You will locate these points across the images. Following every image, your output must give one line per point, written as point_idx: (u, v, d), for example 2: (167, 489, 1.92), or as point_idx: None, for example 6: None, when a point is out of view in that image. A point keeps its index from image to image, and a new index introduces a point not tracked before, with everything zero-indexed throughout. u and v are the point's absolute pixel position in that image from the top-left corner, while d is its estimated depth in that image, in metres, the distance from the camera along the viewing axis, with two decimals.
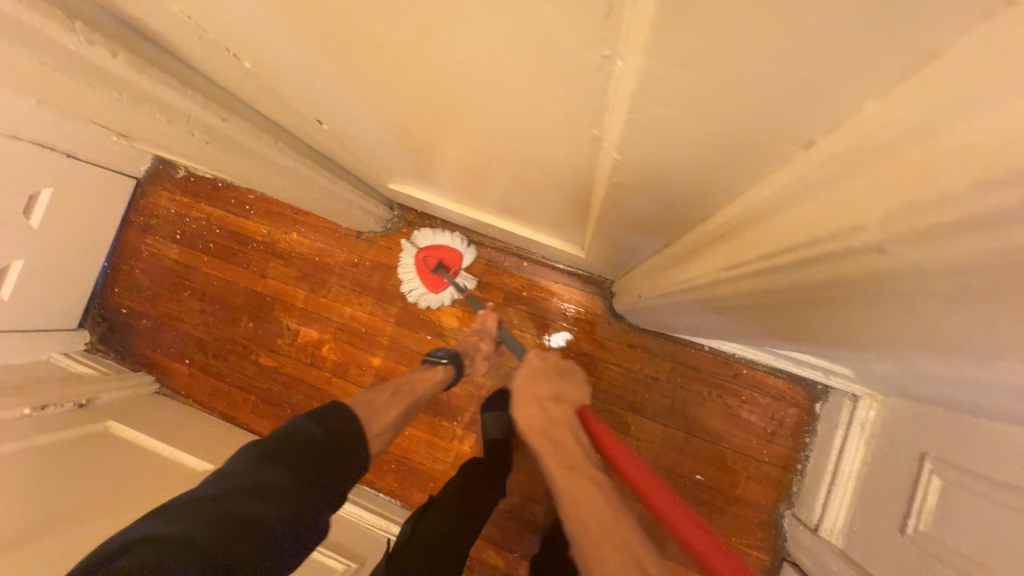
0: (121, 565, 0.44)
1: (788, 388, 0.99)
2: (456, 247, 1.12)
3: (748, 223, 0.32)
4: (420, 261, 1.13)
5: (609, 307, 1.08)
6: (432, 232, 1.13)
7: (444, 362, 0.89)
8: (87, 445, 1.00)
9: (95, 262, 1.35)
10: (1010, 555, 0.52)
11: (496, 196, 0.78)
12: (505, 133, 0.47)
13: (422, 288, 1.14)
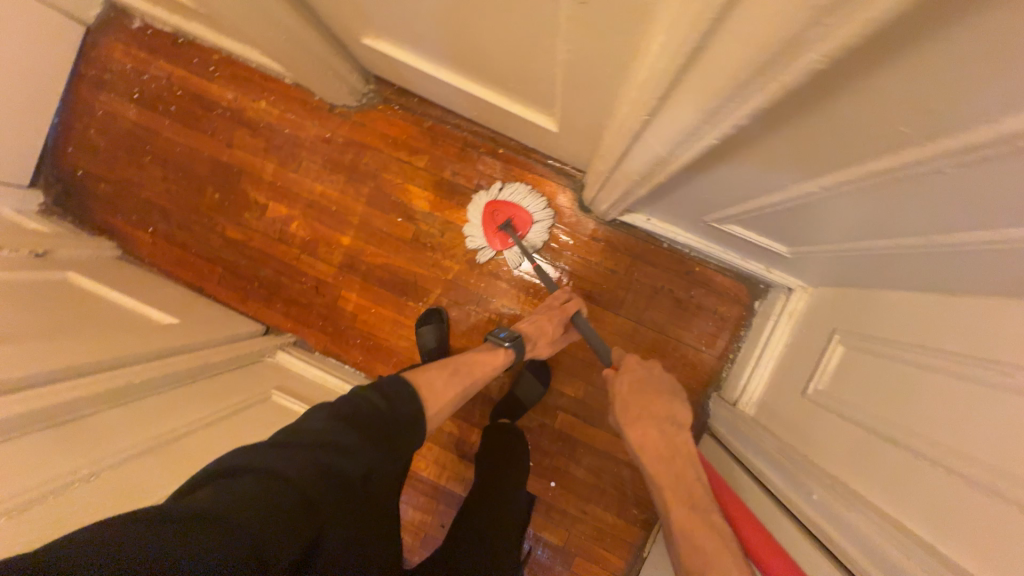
0: (205, 493, 0.46)
1: (733, 285, 1.06)
2: (532, 211, 1.10)
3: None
4: (486, 214, 1.11)
5: (579, 202, 1.11)
6: (518, 192, 1.11)
7: (507, 346, 0.89)
8: (33, 282, 0.97)
9: (44, 115, 1.26)
10: (890, 398, 0.61)
11: (467, 49, 0.75)
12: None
13: (484, 242, 1.12)
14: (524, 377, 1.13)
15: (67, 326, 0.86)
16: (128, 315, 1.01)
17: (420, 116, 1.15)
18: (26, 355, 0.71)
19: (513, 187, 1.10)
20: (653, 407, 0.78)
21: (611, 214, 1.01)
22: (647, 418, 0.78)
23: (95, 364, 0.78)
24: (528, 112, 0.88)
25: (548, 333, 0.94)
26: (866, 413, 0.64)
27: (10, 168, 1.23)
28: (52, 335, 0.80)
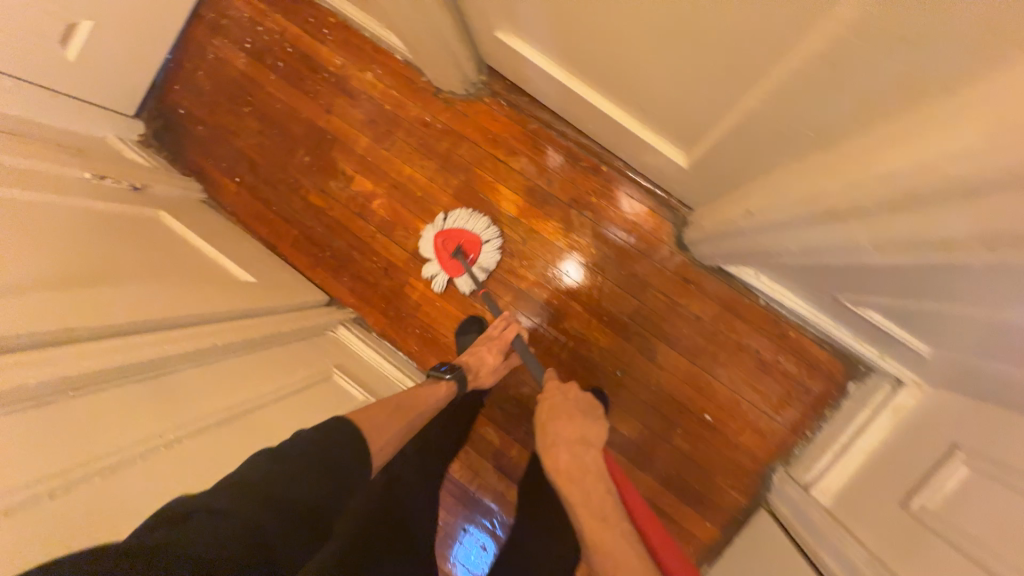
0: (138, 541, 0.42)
1: (828, 359, 0.98)
2: (479, 233, 1.11)
3: None
4: (437, 245, 1.13)
5: (677, 237, 1.04)
6: (463, 218, 1.12)
7: (448, 379, 0.90)
8: (124, 217, 0.98)
9: (159, 50, 1.29)
10: (1011, 535, 0.53)
11: (618, 65, 0.70)
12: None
13: (440, 272, 1.14)
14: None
15: (151, 271, 0.86)
16: (209, 265, 1.03)
17: (528, 118, 1.11)
18: (109, 301, 0.70)
19: (458, 213, 1.11)
20: (566, 431, 0.77)
21: (713, 259, 0.94)
22: (560, 441, 0.75)
23: (173, 321, 0.76)
24: (660, 140, 0.82)
25: (488, 362, 0.96)
26: (978, 544, 0.57)
27: (119, 96, 1.27)
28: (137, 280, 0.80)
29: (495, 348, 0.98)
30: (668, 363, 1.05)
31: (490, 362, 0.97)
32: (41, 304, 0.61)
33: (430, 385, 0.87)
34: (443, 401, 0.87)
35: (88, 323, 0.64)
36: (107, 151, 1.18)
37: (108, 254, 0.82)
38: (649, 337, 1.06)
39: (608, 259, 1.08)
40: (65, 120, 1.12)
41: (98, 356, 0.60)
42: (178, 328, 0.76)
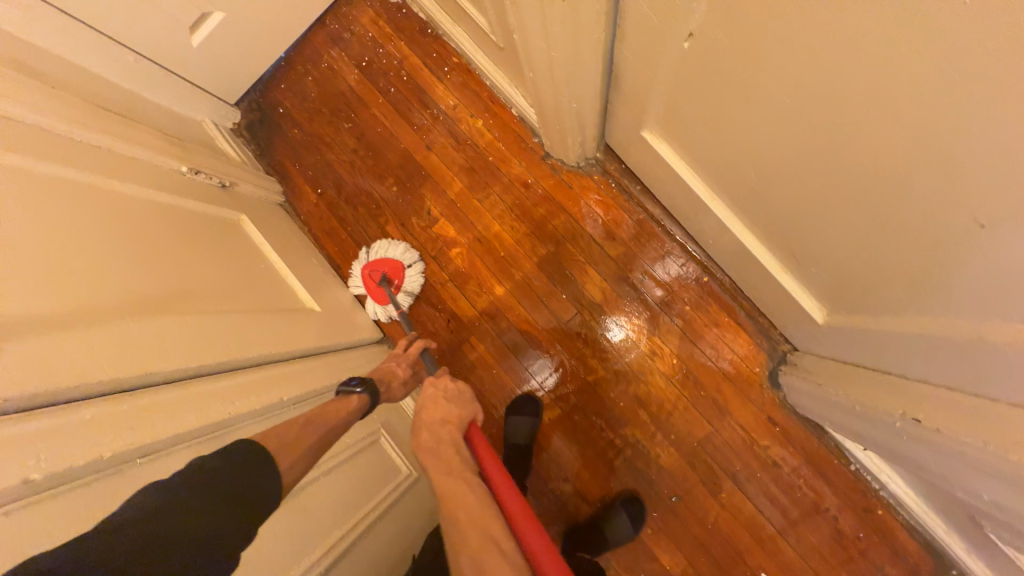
0: None
1: (918, 551, 0.87)
2: (399, 258, 1.16)
3: None
4: (364, 275, 1.16)
5: (771, 371, 0.97)
6: (378, 249, 1.18)
7: (357, 392, 0.73)
8: (209, 219, 0.94)
9: (277, 48, 1.27)
10: None
11: (789, 211, 0.63)
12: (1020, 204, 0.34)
13: (371, 304, 1.17)
14: (618, 516, 0.97)
15: (226, 297, 0.81)
16: (278, 285, 0.98)
17: (635, 206, 1.06)
18: (182, 339, 0.66)
19: (375, 246, 1.17)
20: (427, 412, 0.70)
21: (814, 415, 0.86)
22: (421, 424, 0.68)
23: (235, 364, 0.72)
24: (797, 288, 0.76)
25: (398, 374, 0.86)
26: None
27: (229, 86, 1.25)
28: (213, 311, 0.76)
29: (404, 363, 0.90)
30: (732, 503, 0.96)
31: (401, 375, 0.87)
32: (116, 348, 0.57)
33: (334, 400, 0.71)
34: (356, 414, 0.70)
35: (156, 371, 0.59)
36: (203, 139, 1.16)
37: (190, 270, 0.78)
38: (717, 469, 0.97)
39: (689, 374, 1.00)
40: (171, 101, 1.10)
41: (170, 415, 0.56)
42: (239, 373, 0.72)
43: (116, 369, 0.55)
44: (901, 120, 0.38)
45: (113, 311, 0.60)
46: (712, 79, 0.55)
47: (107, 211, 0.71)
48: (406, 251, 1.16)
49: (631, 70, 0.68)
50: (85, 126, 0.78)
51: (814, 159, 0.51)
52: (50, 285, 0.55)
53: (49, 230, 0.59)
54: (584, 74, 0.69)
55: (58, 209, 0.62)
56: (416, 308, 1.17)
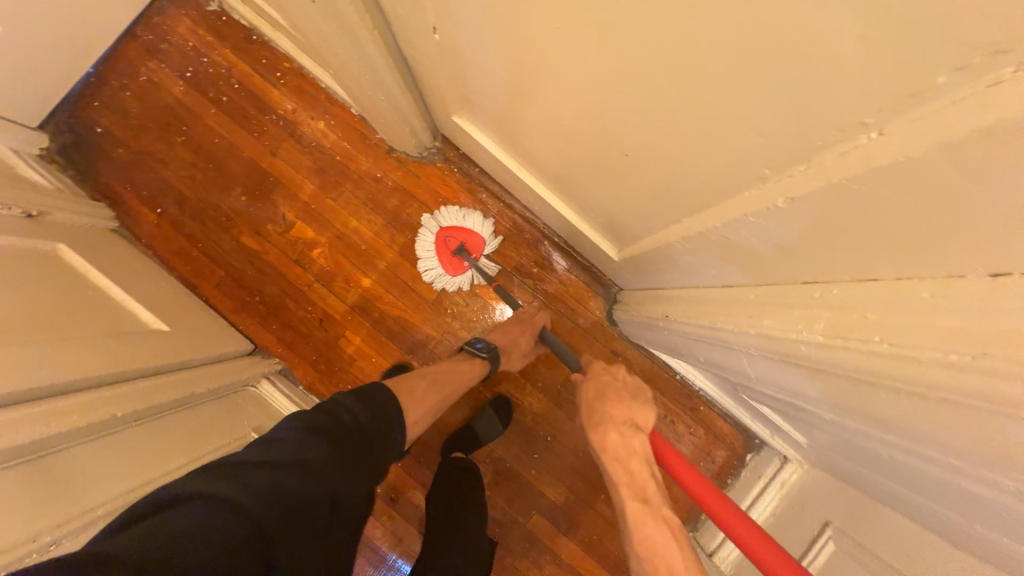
0: (177, 516, 0.48)
1: (731, 432, 1.10)
2: (483, 236, 1.12)
3: (835, 298, 0.36)
4: (441, 238, 1.12)
5: (608, 311, 1.13)
6: (458, 213, 1.13)
7: (482, 358, 0.96)
8: (16, 251, 0.86)
9: (81, 63, 1.18)
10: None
11: (564, 171, 0.77)
12: (635, 131, 0.48)
13: (439, 269, 1.12)
14: (485, 413, 1.10)
15: (47, 323, 0.76)
16: (116, 309, 0.93)
17: (477, 186, 1.16)
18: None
19: (454, 210, 1.11)
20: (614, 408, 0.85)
21: (639, 339, 1.04)
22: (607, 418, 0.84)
23: (59, 388, 0.69)
24: (596, 236, 0.92)
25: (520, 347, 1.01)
26: None
27: (25, 109, 1.13)
28: (30, 337, 0.71)
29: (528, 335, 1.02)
30: None
31: (522, 347, 1.03)
32: None
33: (465, 362, 0.95)
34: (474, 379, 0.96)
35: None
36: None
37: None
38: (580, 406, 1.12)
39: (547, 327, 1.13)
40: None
41: None
42: (66, 395, 0.69)
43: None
44: (569, 84, 0.51)
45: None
46: (468, 63, 0.66)
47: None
48: (490, 222, 1.12)
49: (420, 63, 0.78)
50: None
51: (550, 122, 0.64)
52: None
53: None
54: (381, 67, 0.77)
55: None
56: (415, 290, 1.16)
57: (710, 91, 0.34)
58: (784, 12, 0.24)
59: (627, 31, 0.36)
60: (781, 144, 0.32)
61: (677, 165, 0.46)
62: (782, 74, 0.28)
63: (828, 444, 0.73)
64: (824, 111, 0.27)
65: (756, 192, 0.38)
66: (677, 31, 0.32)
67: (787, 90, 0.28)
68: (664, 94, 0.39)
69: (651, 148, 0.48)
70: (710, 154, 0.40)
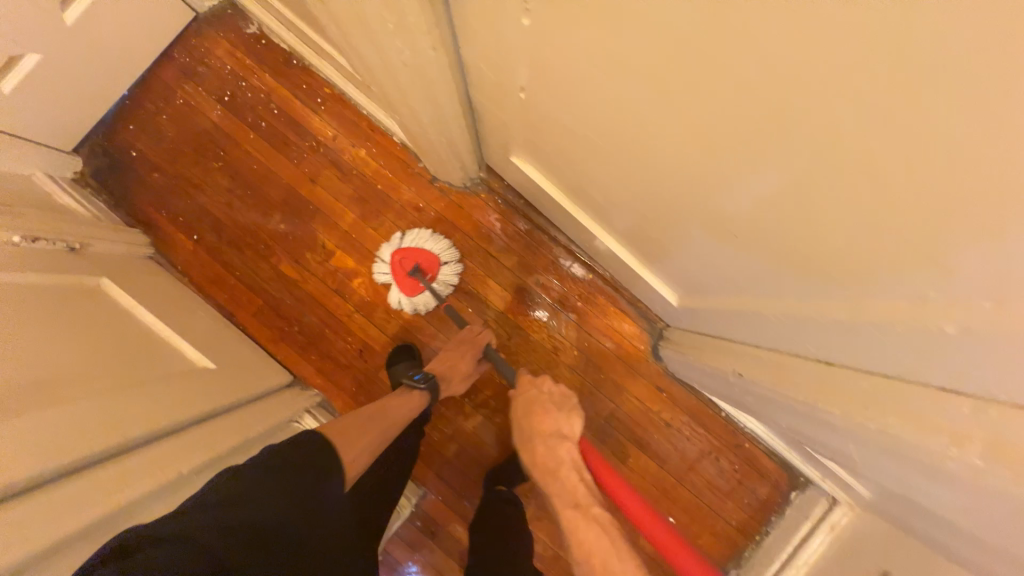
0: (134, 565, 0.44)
1: (775, 469, 1.09)
2: (437, 252, 1.12)
3: (1001, 426, 0.35)
4: (394, 261, 1.11)
5: (653, 347, 1.13)
6: (416, 237, 1.12)
7: (422, 388, 0.94)
8: (65, 291, 0.84)
9: (117, 85, 1.15)
10: None
11: (637, 223, 0.76)
12: (736, 206, 0.48)
13: (400, 294, 1.12)
14: None
15: (98, 372, 0.74)
16: (162, 348, 0.91)
17: (520, 218, 1.15)
18: (39, 436, 0.59)
19: (412, 234, 1.11)
20: (542, 425, 0.87)
21: (686, 378, 1.03)
22: (537, 433, 0.87)
23: (121, 447, 0.68)
24: (655, 280, 0.92)
25: (460, 369, 1.00)
26: None
27: (59, 132, 1.10)
28: (84, 394, 0.69)
29: (469, 355, 1.02)
30: (638, 465, 1.11)
31: (462, 368, 1.02)
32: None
33: (404, 394, 0.93)
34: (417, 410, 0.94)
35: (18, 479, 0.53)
36: (39, 198, 1.03)
37: (52, 350, 0.71)
38: (623, 439, 1.12)
39: (589, 362, 1.13)
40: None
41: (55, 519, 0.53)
42: (131, 454, 0.68)
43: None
44: (676, 162, 0.50)
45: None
46: (550, 122, 0.65)
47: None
48: (446, 245, 1.12)
49: (486, 112, 0.77)
50: None
51: (636, 184, 0.63)
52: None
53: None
54: (449, 115, 0.75)
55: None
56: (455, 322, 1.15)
57: (884, 215, 0.33)
58: (991, 162, 0.24)
59: (792, 144, 0.34)
60: (916, 233, 0.32)
61: (783, 238, 0.45)
62: (993, 233, 0.27)
63: (893, 505, 0.73)
64: (965, 212, 0.27)
65: (915, 307, 0.37)
66: (801, 121, 0.32)
67: (995, 244, 0.27)
68: (777, 171, 0.38)
69: (758, 224, 0.47)
70: (830, 235, 0.39)
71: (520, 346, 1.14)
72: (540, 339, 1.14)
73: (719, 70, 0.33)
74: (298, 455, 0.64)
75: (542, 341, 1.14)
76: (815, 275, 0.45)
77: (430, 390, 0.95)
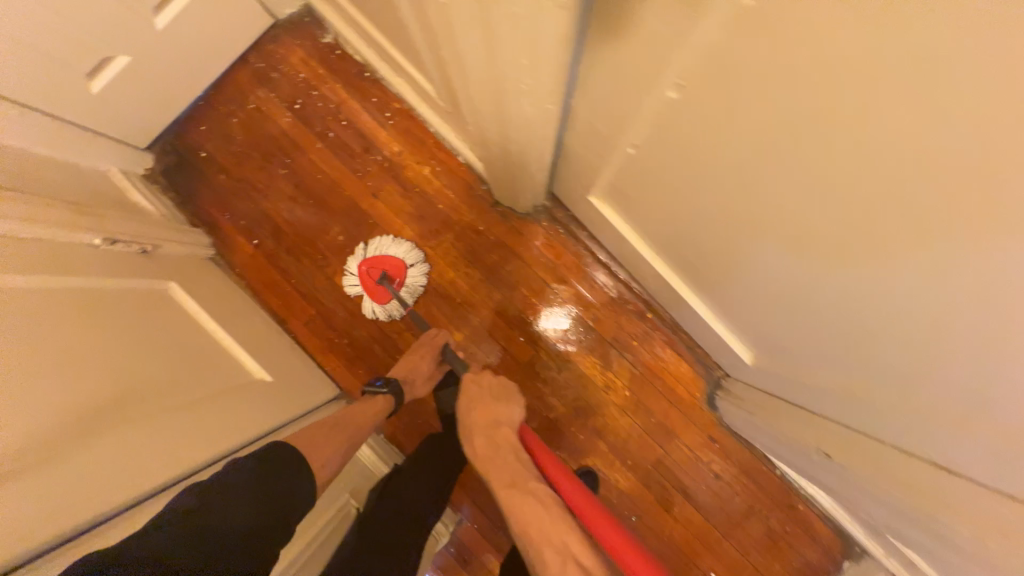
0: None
1: (829, 535, 1.05)
2: (402, 256, 1.12)
3: None
4: (362, 272, 1.12)
5: (709, 395, 1.09)
6: (380, 244, 1.13)
7: (384, 394, 0.91)
8: (137, 296, 0.85)
9: (194, 87, 1.17)
10: None
11: (726, 283, 0.73)
12: (852, 281, 0.46)
13: (372, 305, 1.12)
14: None
15: (166, 386, 0.75)
16: (223, 358, 0.92)
17: (581, 250, 1.13)
18: (108, 460, 0.58)
19: (375, 241, 1.12)
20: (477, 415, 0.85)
21: (745, 433, 1.00)
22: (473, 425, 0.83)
23: (190, 468, 0.68)
24: (728, 334, 0.88)
25: (421, 370, 0.98)
26: None
27: (136, 130, 1.12)
28: (155, 411, 0.70)
29: (428, 356, 1.00)
30: (683, 515, 1.07)
31: (425, 371, 1.00)
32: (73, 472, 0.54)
33: (367, 401, 0.89)
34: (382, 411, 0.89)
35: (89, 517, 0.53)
36: (114, 195, 1.04)
37: (124, 361, 0.71)
38: (668, 486, 1.08)
39: (641, 405, 1.10)
40: (66, 149, 0.95)
41: None
42: (198, 476, 0.68)
43: (35, 513, 0.49)
44: (811, 249, 0.47)
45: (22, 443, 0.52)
46: (653, 178, 0.62)
47: (3, 313, 0.60)
48: (411, 249, 1.12)
49: (575, 154, 0.74)
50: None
51: (742, 252, 0.60)
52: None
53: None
54: (537, 156, 0.73)
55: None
56: (506, 350, 1.13)
57: None
58: None
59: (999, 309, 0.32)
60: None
61: (876, 298, 0.44)
62: None
63: None
64: None
65: None
66: (916, 209, 0.33)
67: None
68: (893, 252, 0.38)
69: (853, 288, 0.46)
70: (922, 295, 0.39)
71: (570, 380, 1.11)
72: (592, 375, 1.11)
73: (891, 168, 0.32)
74: (268, 465, 0.62)
75: (592, 377, 1.11)
76: (904, 330, 0.44)
77: (394, 394, 0.92)
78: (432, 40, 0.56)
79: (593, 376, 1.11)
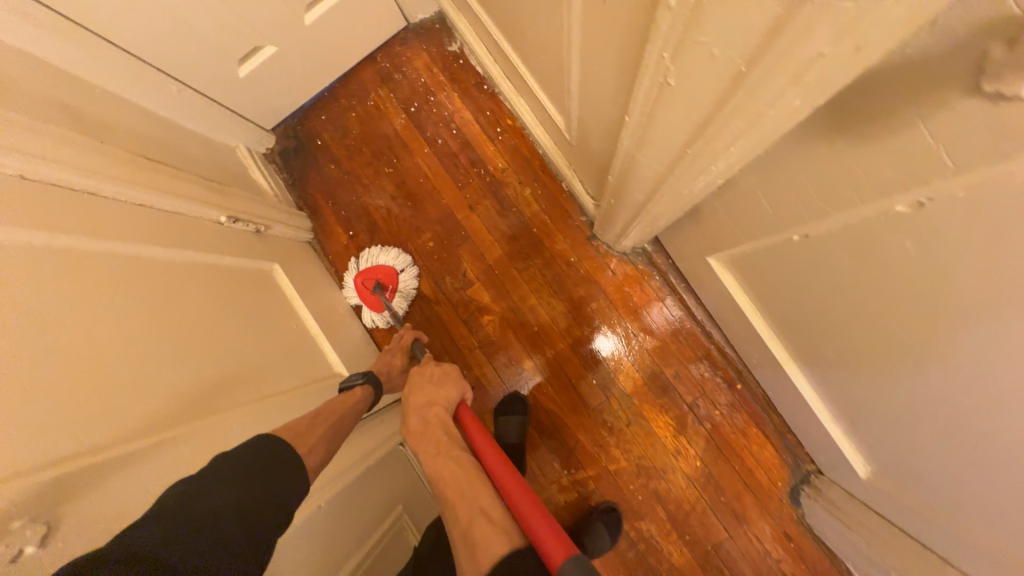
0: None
1: None
2: (392, 264, 1.14)
3: None
4: (357, 284, 1.14)
5: (792, 486, 0.99)
6: (371, 255, 1.16)
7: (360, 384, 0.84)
8: (246, 274, 0.89)
9: (323, 78, 1.22)
10: None
11: (861, 391, 0.64)
12: None
13: (369, 314, 1.15)
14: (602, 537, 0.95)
15: (261, 372, 0.78)
16: (308, 350, 0.94)
17: (675, 302, 1.07)
18: (213, 448, 0.60)
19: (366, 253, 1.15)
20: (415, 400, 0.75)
21: (833, 542, 0.89)
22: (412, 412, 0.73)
23: None
24: (841, 436, 0.78)
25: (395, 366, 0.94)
26: None
27: (266, 113, 1.19)
28: (249, 399, 0.72)
29: (401, 354, 0.98)
30: None
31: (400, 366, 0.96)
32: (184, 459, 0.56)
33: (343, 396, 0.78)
34: (361, 400, 0.79)
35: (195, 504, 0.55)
36: (239, 172, 1.11)
37: (226, 341, 0.74)
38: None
39: (711, 479, 1.01)
40: (203, 124, 1.01)
41: None
42: None
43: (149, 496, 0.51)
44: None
45: (144, 421, 0.54)
46: (812, 268, 0.55)
47: (137, 285, 0.63)
48: (401, 257, 1.14)
49: (712, 217, 0.68)
50: (142, 186, 0.74)
51: (908, 377, 0.52)
52: (78, 397, 0.49)
53: (85, 337, 0.52)
54: (670, 214, 0.67)
55: (85, 293, 0.55)
56: (575, 389, 1.08)
57: None
58: None
59: None
60: None
61: None
62: None
63: None
64: None
65: None
66: None
67: None
68: None
69: None
70: None
71: (638, 435, 1.04)
72: (663, 436, 1.04)
73: None
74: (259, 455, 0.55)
75: (663, 438, 1.03)
76: None
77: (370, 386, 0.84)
78: (602, 89, 0.52)
79: (664, 437, 1.04)
